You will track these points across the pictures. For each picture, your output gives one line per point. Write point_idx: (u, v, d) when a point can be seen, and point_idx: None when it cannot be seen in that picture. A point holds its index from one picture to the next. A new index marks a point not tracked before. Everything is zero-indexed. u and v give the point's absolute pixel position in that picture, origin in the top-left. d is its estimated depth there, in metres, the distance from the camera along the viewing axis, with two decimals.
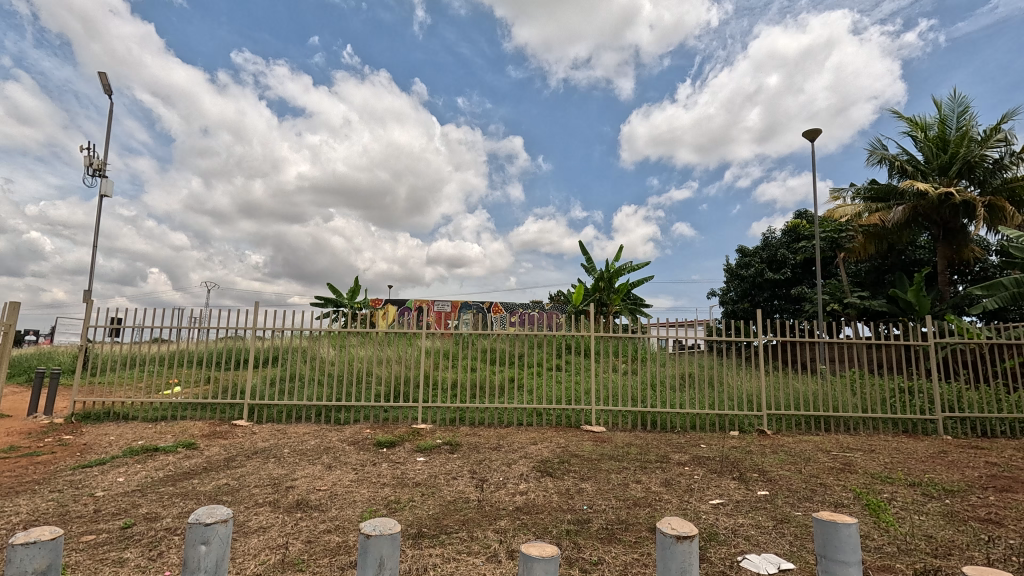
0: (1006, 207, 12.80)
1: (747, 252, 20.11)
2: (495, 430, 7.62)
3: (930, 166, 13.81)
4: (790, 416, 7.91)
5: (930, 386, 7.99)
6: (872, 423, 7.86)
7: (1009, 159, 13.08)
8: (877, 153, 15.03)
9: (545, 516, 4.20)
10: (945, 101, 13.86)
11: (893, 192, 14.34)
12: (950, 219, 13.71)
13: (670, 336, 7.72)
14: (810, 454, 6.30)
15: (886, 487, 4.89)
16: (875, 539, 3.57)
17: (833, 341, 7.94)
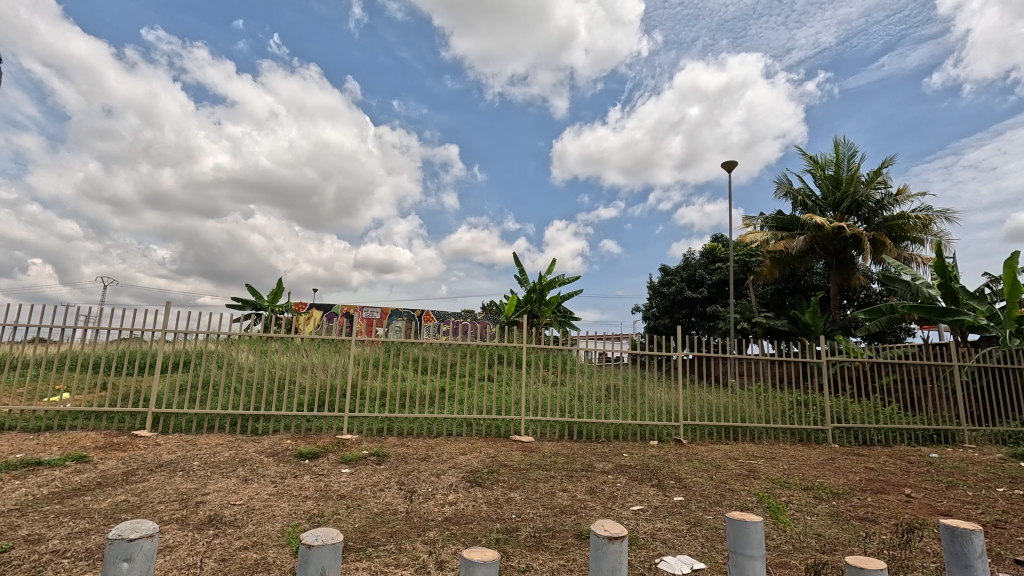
0: (886, 241, 14.55)
1: (669, 270, 21.42)
2: (424, 440, 7.53)
3: (826, 201, 15.50)
4: (703, 427, 8.51)
5: (822, 399, 8.88)
6: (773, 433, 8.63)
7: (889, 199, 14.92)
8: (782, 187, 16.62)
9: (474, 526, 4.23)
10: (841, 143, 15.55)
11: (796, 222, 15.85)
12: (842, 249, 15.36)
13: (596, 349, 8.11)
14: (720, 462, 6.81)
15: (784, 491, 5.40)
16: (774, 538, 3.93)
17: (742, 357, 8.60)
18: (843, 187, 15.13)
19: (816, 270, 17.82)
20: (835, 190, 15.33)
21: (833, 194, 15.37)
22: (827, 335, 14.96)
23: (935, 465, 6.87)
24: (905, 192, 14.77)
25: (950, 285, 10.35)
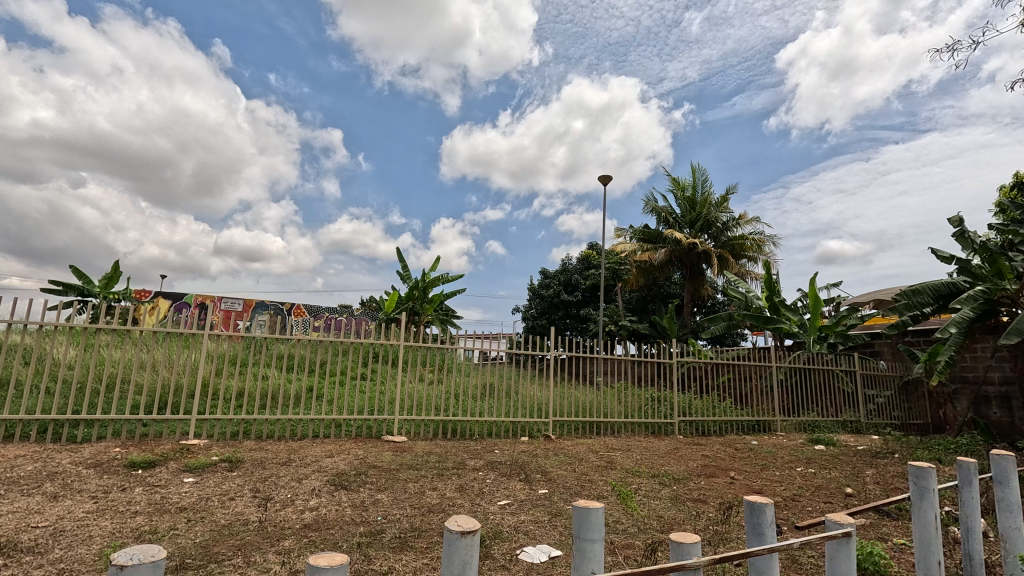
0: (729, 258, 16.75)
1: (548, 274, 22.44)
2: (286, 444, 7.01)
3: (683, 219, 17.42)
4: (570, 422, 9.06)
5: (672, 395, 9.96)
6: (630, 426, 9.49)
7: (732, 222, 17.20)
8: (649, 203, 18.33)
9: (336, 531, 4.05)
10: (697, 169, 17.58)
11: (658, 236, 17.55)
12: (694, 263, 17.35)
13: (476, 348, 8.25)
14: (583, 455, 7.32)
15: (634, 479, 5.96)
16: (623, 523, 4.32)
17: (609, 357, 9.31)
18: (697, 208, 17.12)
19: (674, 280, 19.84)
20: (691, 211, 17.30)
21: (689, 213, 17.30)
22: (679, 338, 16.79)
23: (754, 450, 8.08)
24: (744, 216, 17.15)
25: (774, 298, 12.21)
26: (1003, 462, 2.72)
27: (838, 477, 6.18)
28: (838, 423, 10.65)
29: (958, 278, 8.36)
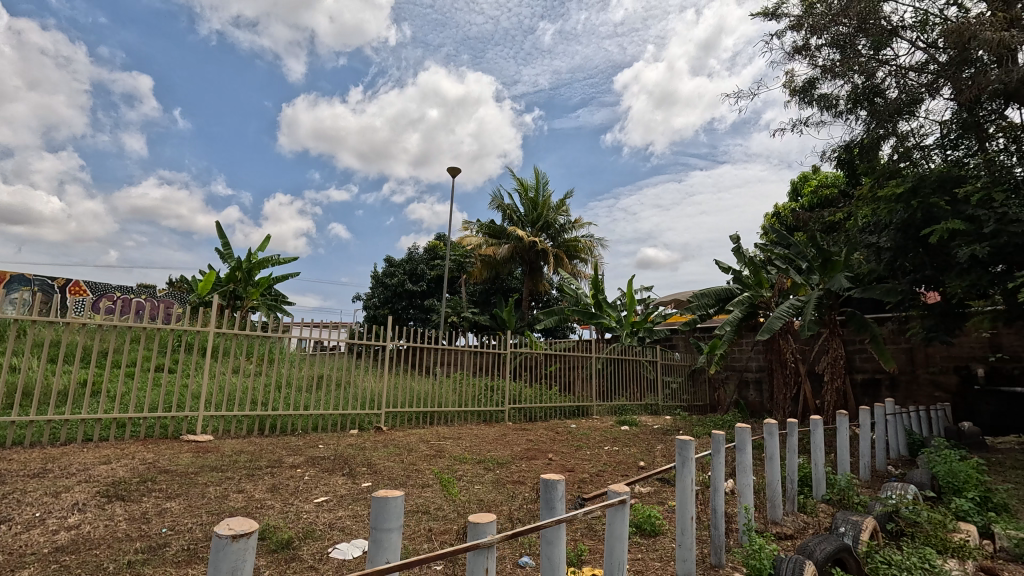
0: (563, 257, 18.13)
1: (392, 262, 21.82)
2: (42, 451, 5.66)
3: (526, 218, 18.41)
4: (403, 413, 8.91)
5: (504, 384, 10.42)
6: (463, 415, 9.68)
7: (569, 225, 18.64)
8: (495, 200, 18.95)
9: (101, 551, 3.38)
10: (541, 173, 18.71)
11: (503, 231, 18.24)
12: (534, 260, 18.44)
13: (309, 337, 7.65)
14: (413, 445, 7.27)
15: (460, 466, 6.11)
16: (444, 509, 4.37)
17: (449, 348, 9.37)
18: (539, 209, 18.22)
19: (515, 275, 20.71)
20: (534, 211, 18.36)
21: (532, 213, 18.33)
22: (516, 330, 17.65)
23: (572, 433, 8.88)
24: (578, 220, 18.74)
25: (598, 296, 13.53)
26: (742, 432, 3.41)
27: (635, 453, 7.11)
28: (642, 406, 12.23)
29: (733, 285, 10.17)
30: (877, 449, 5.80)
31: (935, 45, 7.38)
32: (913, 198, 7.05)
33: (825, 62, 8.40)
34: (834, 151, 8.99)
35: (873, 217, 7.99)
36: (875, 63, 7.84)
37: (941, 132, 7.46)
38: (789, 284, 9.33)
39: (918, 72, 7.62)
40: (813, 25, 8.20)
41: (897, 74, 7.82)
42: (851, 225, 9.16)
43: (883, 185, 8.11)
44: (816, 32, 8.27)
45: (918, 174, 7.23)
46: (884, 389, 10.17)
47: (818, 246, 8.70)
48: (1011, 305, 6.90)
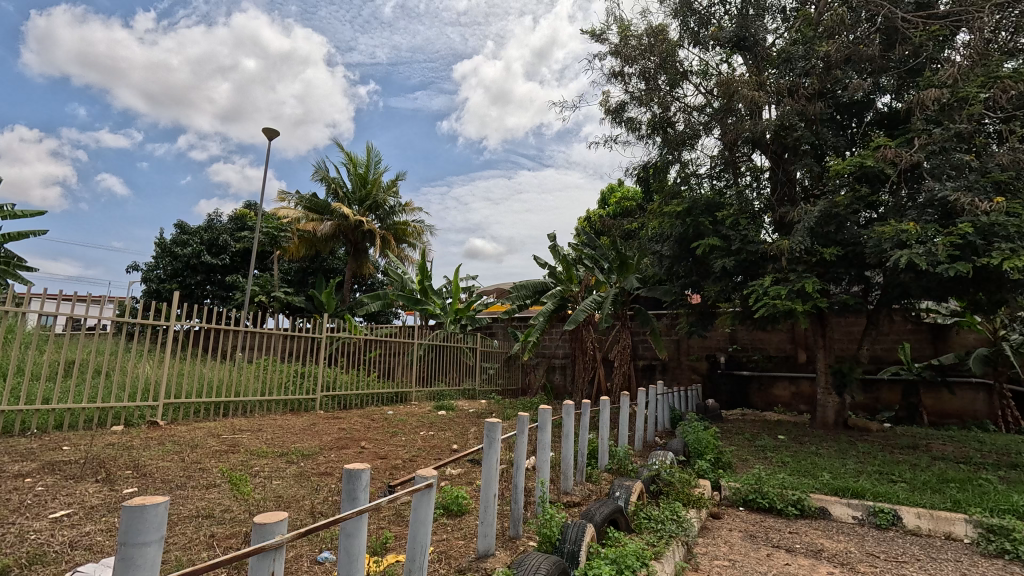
0: (391, 240, 17.55)
1: (186, 229, 18.60)
2: None
3: (353, 195, 17.43)
4: (189, 405, 7.63)
5: (317, 370, 9.65)
6: (266, 405, 8.69)
7: (398, 207, 18.11)
8: (319, 171, 17.45)
9: None
10: (372, 149, 17.83)
11: (326, 207, 16.91)
12: (359, 240, 17.52)
13: (59, 314, 6.02)
14: (199, 441, 6.27)
15: (257, 461, 5.48)
16: (232, 510, 3.85)
17: (254, 330, 8.29)
18: (368, 187, 17.35)
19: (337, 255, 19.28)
20: (362, 188, 17.46)
21: (359, 191, 17.37)
22: (335, 313, 16.51)
23: (388, 420, 8.67)
24: (409, 204, 18.35)
25: (424, 282, 13.42)
26: (543, 413, 3.74)
27: (450, 437, 7.26)
28: (460, 391, 12.54)
29: (548, 279, 11.03)
30: (648, 424, 6.90)
31: (711, 92, 9.02)
32: (687, 216, 8.51)
33: (633, 90, 9.62)
34: (635, 169, 10.37)
35: (659, 229, 9.45)
36: (670, 98, 9.25)
37: (710, 164, 9.14)
38: (593, 281, 10.50)
39: (698, 112, 9.21)
40: (627, 54, 9.32)
41: (684, 111, 9.33)
42: (643, 234, 10.69)
43: (667, 203, 9.64)
44: (629, 61, 9.41)
45: (693, 197, 8.74)
46: (658, 373, 12.17)
47: (617, 250, 9.96)
48: (744, 308, 8.82)
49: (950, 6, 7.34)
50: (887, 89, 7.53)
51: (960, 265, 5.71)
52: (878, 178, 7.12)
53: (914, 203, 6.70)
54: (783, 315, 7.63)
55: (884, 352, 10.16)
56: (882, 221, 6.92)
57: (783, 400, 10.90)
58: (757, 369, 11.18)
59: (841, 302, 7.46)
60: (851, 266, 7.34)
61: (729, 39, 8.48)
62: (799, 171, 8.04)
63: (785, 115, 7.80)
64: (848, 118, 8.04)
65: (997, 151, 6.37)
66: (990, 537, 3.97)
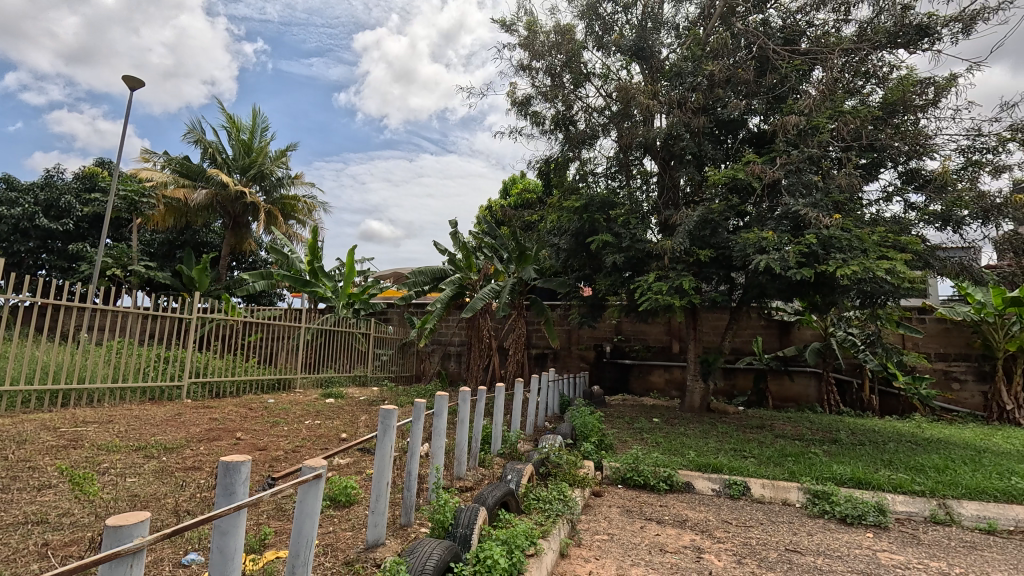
0: (278, 215, 16.20)
1: (15, 185, 15.57)
2: None
3: (234, 163, 15.82)
4: (14, 393, 6.40)
5: (185, 355, 8.61)
6: (119, 393, 7.58)
7: (287, 180, 16.68)
8: (193, 132, 15.54)
9: None
10: (258, 115, 16.26)
11: (200, 173, 15.17)
12: (240, 213, 15.94)
13: None
14: (28, 435, 5.31)
15: (107, 457, 4.78)
16: (72, 514, 3.31)
17: (106, 308, 7.17)
18: (252, 155, 15.82)
19: (212, 228, 17.34)
20: (246, 156, 15.89)
21: (242, 159, 15.80)
22: (208, 293, 14.85)
23: (268, 408, 8.04)
24: (299, 177, 17.05)
25: (314, 263, 12.58)
26: (440, 400, 3.72)
27: (338, 426, 6.93)
28: (350, 378, 11.98)
29: (448, 266, 10.92)
30: (539, 410, 7.16)
31: (611, 96, 9.49)
32: (584, 212, 8.90)
33: (539, 84, 9.81)
34: (537, 162, 10.61)
35: (557, 223, 9.78)
36: (573, 97, 9.57)
37: (606, 165, 9.62)
38: (492, 270, 10.63)
39: (599, 114, 9.65)
40: (535, 49, 9.47)
41: (586, 112, 9.72)
42: (541, 227, 11.00)
43: (566, 198, 10.00)
44: (537, 56, 9.57)
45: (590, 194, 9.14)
46: (549, 361, 12.68)
47: (517, 241, 10.17)
48: (630, 301, 9.48)
49: (809, 45, 8.43)
50: (758, 112, 8.48)
51: (804, 270, 6.64)
52: (746, 191, 8.01)
53: (772, 214, 7.65)
54: (663, 309, 8.33)
55: (742, 344, 11.53)
56: (748, 228, 7.80)
57: (658, 387, 11.92)
58: (637, 358, 12.10)
59: (711, 299, 8.31)
60: (720, 267, 8.20)
61: (629, 47, 8.96)
62: (683, 178, 8.78)
63: (674, 125, 8.44)
64: (725, 133, 8.92)
65: (836, 175, 7.47)
66: (815, 501, 4.71)
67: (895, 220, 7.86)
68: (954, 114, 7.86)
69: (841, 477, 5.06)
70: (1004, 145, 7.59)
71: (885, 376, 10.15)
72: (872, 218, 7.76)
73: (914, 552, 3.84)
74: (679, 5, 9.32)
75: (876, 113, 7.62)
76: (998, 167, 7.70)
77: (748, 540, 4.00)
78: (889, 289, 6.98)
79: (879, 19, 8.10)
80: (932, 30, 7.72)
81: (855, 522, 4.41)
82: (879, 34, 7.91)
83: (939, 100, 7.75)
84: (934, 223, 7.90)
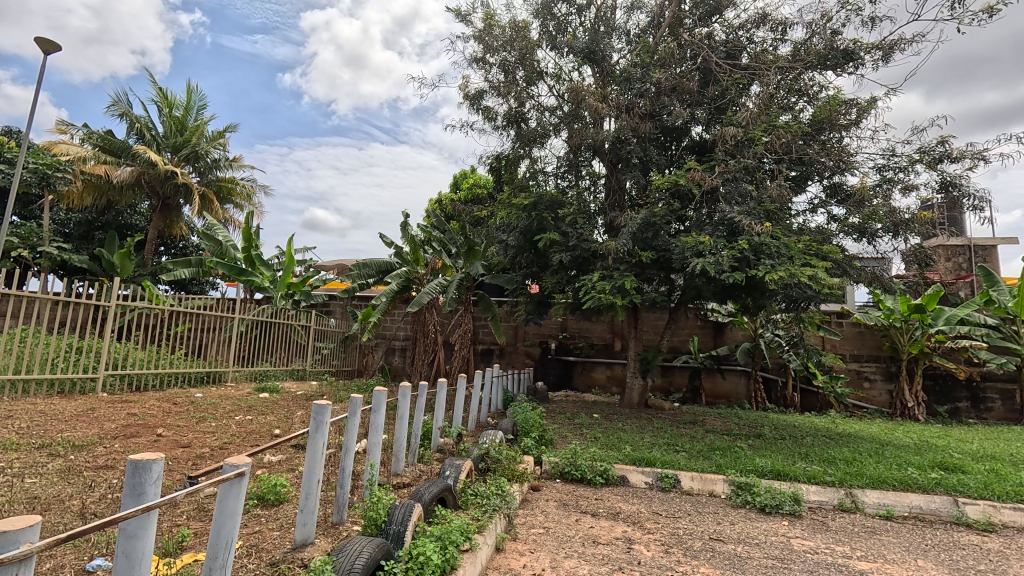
0: (213, 199, 15.24)
1: None
2: None
3: (165, 141, 14.80)
4: None
5: (102, 345, 7.95)
6: (21, 386, 6.89)
7: (224, 162, 15.71)
8: (119, 105, 14.36)
9: None
10: (194, 91, 15.25)
11: (124, 149, 14.26)
12: (170, 194, 14.89)
13: None
14: None
15: (3, 456, 4.34)
16: None
17: (9, 293, 6.50)
18: (186, 134, 14.83)
19: (137, 209, 16.06)
20: (178, 134, 14.88)
21: (174, 137, 14.81)
22: (130, 279, 13.76)
23: (194, 403, 7.55)
24: (238, 160, 16.13)
25: (250, 251, 11.90)
26: (378, 395, 3.63)
27: (272, 422, 6.63)
28: (287, 372, 11.49)
29: (394, 259, 10.67)
30: (482, 405, 7.16)
31: (563, 96, 9.60)
32: (533, 210, 8.96)
33: (492, 79, 9.78)
34: (487, 158, 10.57)
35: (506, 220, 9.79)
36: (526, 95, 9.59)
37: (556, 164, 9.71)
38: (440, 264, 10.52)
39: (550, 113, 9.73)
40: (489, 43, 9.43)
41: (537, 110, 9.78)
42: (490, 223, 10.98)
43: (515, 195, 10.03)
44: (490, 50, 9.54)
45: (539, 193, 9.21)
46: (495, 357, 12.71)
47: (466, 236, 10.13)
48: (575, 299, 9.65)
49: (749, 60, 8.85)
50: (700, 121, 8.86)
51: (737, 274, 7.01)
52: (686, 197, 8.35)
53: (710, 220, 8.02)
54: (606, 307, 8.54)
55: (679, 344, 12.03)
56: (687, 232, 8.14)
57: (600, 383, 12.23)
58: (581, 356, 12.35)
59: (651, 300, 8.60)
60: (661, 269, 8.51)
61: (582, 49, 9.08)
62: (629, 182, 9.01)
63: (622, 129, 8.65)
64: (670, 140, 9.24)
65: (768, 185, 7.93)
66: (738, 492, 5.00)
67: (819, 230, 8.43)
68: (873, 134, 8.52)
69: (763, 470, 5.40)
70: (914, 166, 8.30)
71: (806, 375, 10.91)
72: (799, 228, 8.29)
73: (822, 538, 4.16)
74: (631, 12, 9.56)
75: (806, 129, 8.14)
76: (907, 186, 8.42)
77: (676, 530, 4.19)
78: (811, 294, 7.48)
79: (811, 41, 8.64)
80: (856, 55, 8.33)
81: (772, 512, 4.71)
82: (811, 55, 8.45)
83: (861, 120, 8.38)
84: (852, 234, 8.57)
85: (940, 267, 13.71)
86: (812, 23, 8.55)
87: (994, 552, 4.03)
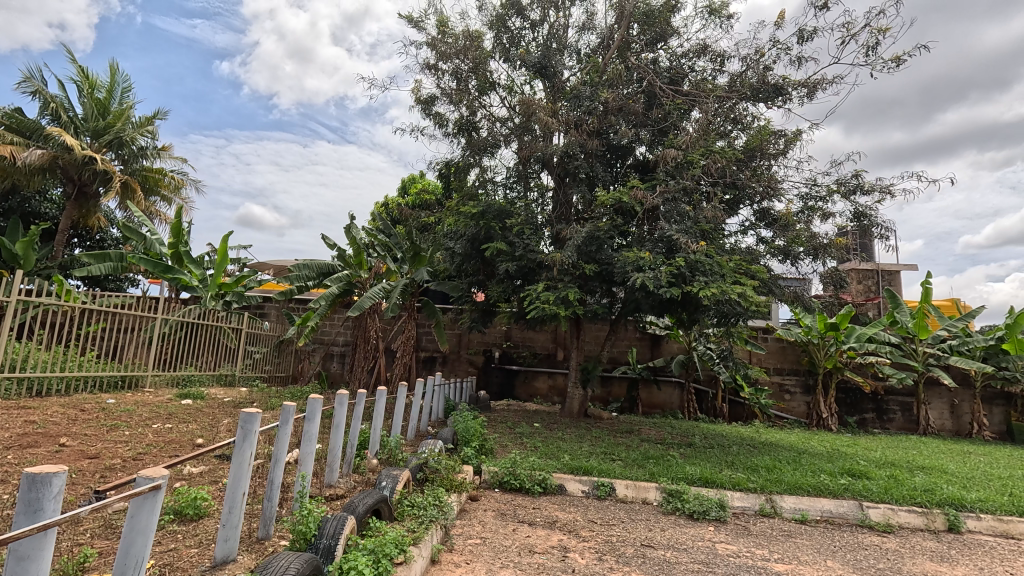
0: (137, 189, 14.16)
1: None
2: None
3: (85, 124, 13.63)
4: None
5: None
6: None
7: (151, 151, 14.67)
8: (30, 81, 13.10)
9: None
10: (119, 72, 14.15)
11: (36, 130, 13.02)
12: (87, 181, 13.68)
13: None
14: None
15: None
16: None
17: None
18: (109, 118, 13.74)
19: (48, 196, 14.66)
20: (100, 118, 13.74)
21: (95, 121, 13.67)
22: (35, 272, 12.51)
23: (105, 410, 6.94)
24: (168, 149, 15.11)
25: (178, 247, 11.14)
26: (313, 404, 3.49)
27: (194, 430, 6.21)
28: (214, 377, 10.80)
29: (336, 261, 10.33)
30: (422, 414, 7.05)
31: (514, 108, 9.74)
32: (481, 219, 8.98)
33: (444, 86, 9.77)
34: (437, 164, 10.50)
35: (453, 227, 9.75)
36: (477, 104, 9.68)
37: (505, 174, 9.79)
38: (384, 269, 10.30)
39: (501, 124, 9.82)
40: (443, 50, 9.43)
41: (489, 120, 9.85)
42: (438, 229, 10.89)
43: (464, 202, 10.04)
44: (443, 57, 9.53)
45: (487, 201, 9.17)
46: (437, 365, 12.59)
47: (412, 241, 10.00)
48: (519, 309, 9.74)
49: (690, 87, 9.35)
50: (644, 141, 9.25)
51: (673, 289, 7.33)
52: (629, 213, 8.68)
53: (651, 236, 8.36)
54: (550, 317, 8.68)
55: (618, 355, 12.41)
56: (629, 247, 8.43)
57: (542, 393, 12.37)
58: (524, 364, 12.45)
59: (593, 311, 8.83)
60: (603, 282, 8.76)
61: (534, 64, 9.27)
62: (576, 196, 9.23)
63: (570, 144, 8.90)
64: (615, 158, 9.55)
65: (704, 207, 8.38)
66: (669, 499, 5.20)
67: (749, 251, 9.00)
68: (798, 165, 9.20)
69: (692, 477, 5.64)
70: (831, 196, 9.06)
71: (734, 387, 11.54)
72: (730, 247, 8.81)
73: (744, 542, 4.40)
74: (583, 32, 9.87)
75: (738, 155, 8.70)
76: (826, 214, 9.15)
77: (610, 537, 4.29)
78: (740, 311, 7.94)
79: (746, 74, 9.24)
80: (785, 91, 9.01)
81: (700, 517, 4.94)
82: (745, 87, 9.05)
83: (788, 150, 9.04)
84: (778, 256, 9.18)
85: (853, 289, 14.98)
86: (747, 57, 9.16)
87: (891, 551, 4.41)
